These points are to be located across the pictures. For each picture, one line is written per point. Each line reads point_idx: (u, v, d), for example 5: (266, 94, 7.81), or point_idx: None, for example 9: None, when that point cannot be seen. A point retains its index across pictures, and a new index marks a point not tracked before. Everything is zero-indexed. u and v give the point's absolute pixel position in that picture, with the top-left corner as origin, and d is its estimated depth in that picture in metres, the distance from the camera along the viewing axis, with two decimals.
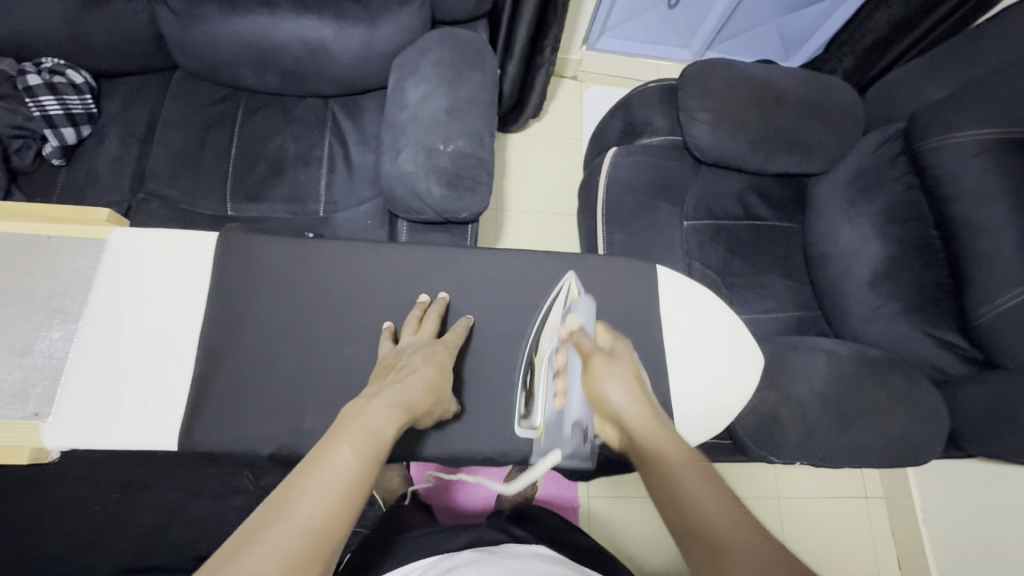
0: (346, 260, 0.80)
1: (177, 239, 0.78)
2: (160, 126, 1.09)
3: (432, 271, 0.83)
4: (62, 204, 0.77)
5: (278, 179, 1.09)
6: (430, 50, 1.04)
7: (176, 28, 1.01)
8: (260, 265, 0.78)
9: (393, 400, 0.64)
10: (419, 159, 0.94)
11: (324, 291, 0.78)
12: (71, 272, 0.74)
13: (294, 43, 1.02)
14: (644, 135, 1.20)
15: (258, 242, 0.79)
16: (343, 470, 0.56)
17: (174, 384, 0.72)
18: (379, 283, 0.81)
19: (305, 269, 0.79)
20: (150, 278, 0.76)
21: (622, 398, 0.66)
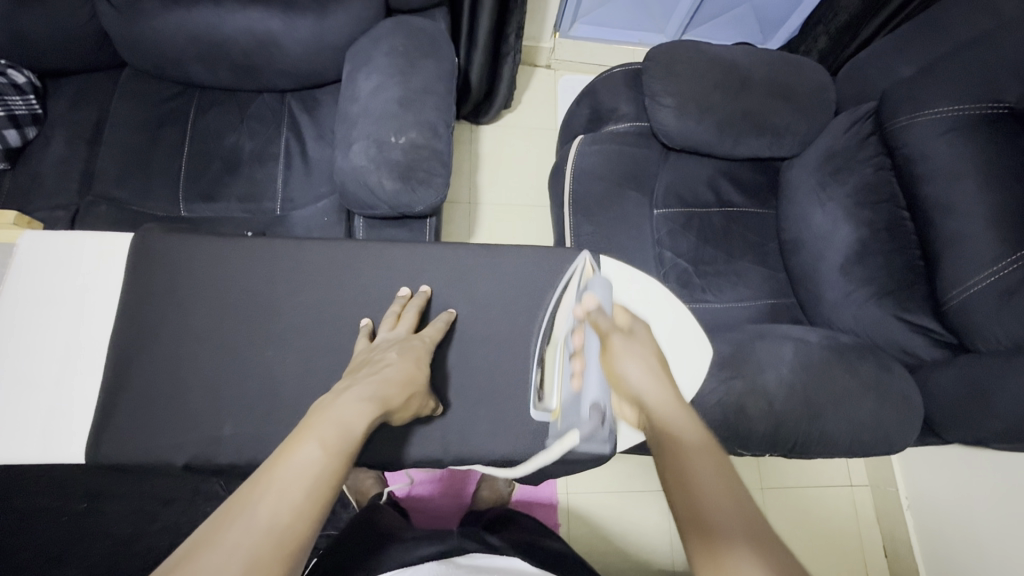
0: (288, 260, 0.78)
1: (89, 242, 0.75)
2: (109, 126, 1.06)
3: (378, 268, 0.79)
4: None
5: (232, 177, 1.06)
6: (383, 40, 1.01)
7: (119, 23, 0.98)
8: (189, 267, 0.76)
9: (366, 394, 0.62)
10: (370, 153, 0.91)
11: (261, 293, 0.76)
12: None
13: (241, 36, 0.99)
14: (611, 122, 1.17)
15: (182, 242, 0.76)
16: (311, 465, 0.52)
17: (83, 394, 0.71)
18: (316, 282, 0.78)
19: (236, 271, 0.76)
20: (59, 283, 0.73)
21: (642, 375, 0.62)
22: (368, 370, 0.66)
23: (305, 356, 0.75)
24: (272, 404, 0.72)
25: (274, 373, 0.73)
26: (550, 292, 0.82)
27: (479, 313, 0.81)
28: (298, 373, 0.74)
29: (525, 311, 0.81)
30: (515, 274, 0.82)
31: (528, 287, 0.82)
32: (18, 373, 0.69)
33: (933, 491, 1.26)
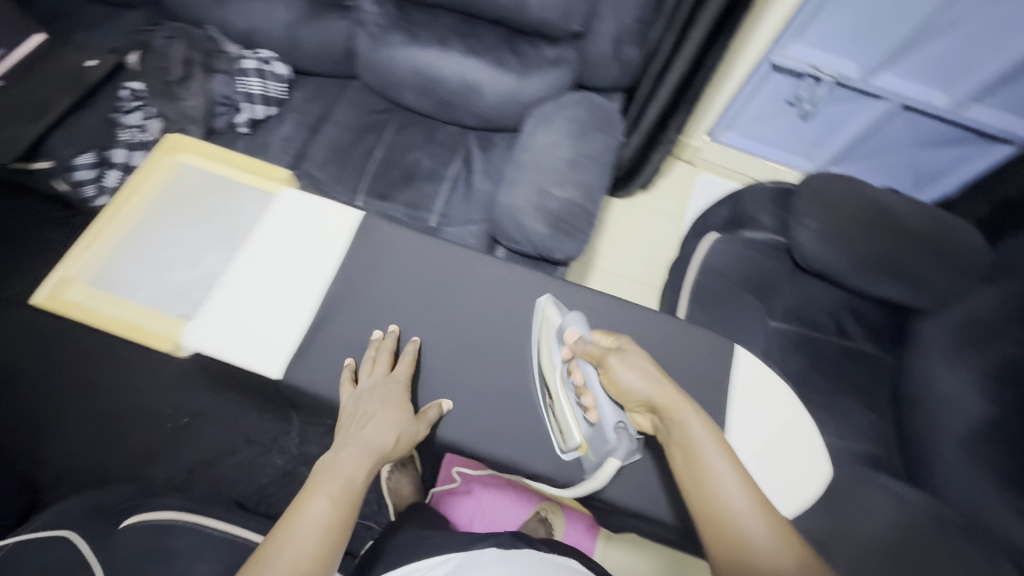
0: (462, 271, 0.92)
1: (331, 208, 0.93)
2: (327, 121, 1.28)
3: (531, 298, 0.91)
4: (253, 162, 0.97)
5: (406, 187, 1.23)
6: (566, 108, 1.16)
7: (366, 46, 1.21)
8: (388, 251, 0.91)
9: (356, 451, 0.72)
10: (532, 198, 1.02)
11: (431, 289, 0.89)
12: (245, 214, 0.91)
13: (455, 77, 1.19)
14: (748, 229, 1.21)
15: (394, 230, 0.92)
16: (320, 516, 0.65)
17: (294, 323, 0.84)
18: (479, 291, 0.91)
19: (421, 266, 0.91)
20: (303, 233, 0.90)
21: (638, 380, 0.73)
22: (370, 412, 0.76)
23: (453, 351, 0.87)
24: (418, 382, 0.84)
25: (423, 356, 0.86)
26: (672, 365, 0.89)
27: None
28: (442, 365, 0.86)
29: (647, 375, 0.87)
30: (646, 339, 0.90)
31: (655, 353, 0.89)
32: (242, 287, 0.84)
33: None
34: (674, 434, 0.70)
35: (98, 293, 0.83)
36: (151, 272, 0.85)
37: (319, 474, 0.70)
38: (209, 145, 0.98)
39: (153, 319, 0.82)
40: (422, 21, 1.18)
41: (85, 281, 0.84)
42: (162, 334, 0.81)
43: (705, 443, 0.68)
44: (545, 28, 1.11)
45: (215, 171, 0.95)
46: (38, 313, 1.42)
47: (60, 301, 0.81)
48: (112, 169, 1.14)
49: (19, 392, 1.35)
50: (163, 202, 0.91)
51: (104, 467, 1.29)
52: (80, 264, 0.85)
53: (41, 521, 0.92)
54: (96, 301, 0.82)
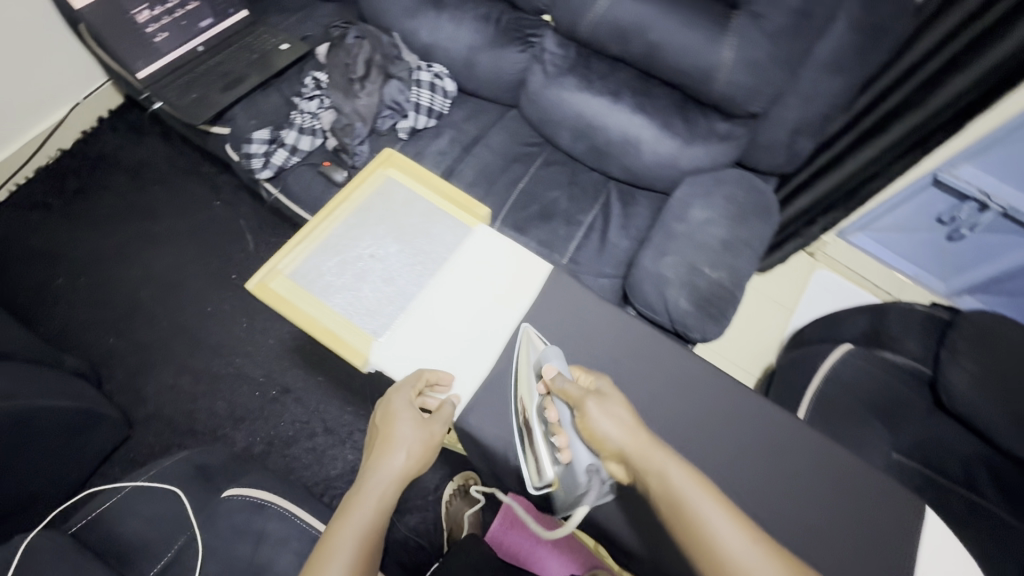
0: (621, 341, 0.86)
1: (525, 256, 0.89)
2: (480, 143, 1.30)
3: (684, 384, 0.84)
4: (459, 192, 0.93)
5: (541, 224, 1.23)
6: (725, 185, 1.13)
7: (538, 83, 1.24)
8: (549, 302, 0.87)
9: (377, 484, 0.68)
10: (681, 271, 1.00)
11: (598, 356, 0.84)
12: (442, 241, 0.89)
13: (617, 130, 1.19)
14: (888, 349, 1.15)
15: (575, 288, 0.89)
16: (342, 564, 0.62)
17: (473, 368, 0.81)
18: (643, 368, 0.84)
19: (574, 324, 0.86)
20: (495, 275, 0.87)
21: (612, 426, 0.67)
22: (386, 437, 0.70)
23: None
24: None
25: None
26: (832, 500, 0.77)
27: (751, 476, 0.78)
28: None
29: (802, 505, 0.76)
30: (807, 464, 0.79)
31: (813, 481, 0.78)
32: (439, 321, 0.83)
33: None
34: (653, 486, 0.63)
35: (302, 291, 0.82)
36: (353, 281, 0.84)
37: (345, 511, 0.66)
38: (419, 166, 0.96)
39: (351, 331, 0.80)
40: (599, 71, 1.20)
41: (294, 276, 0.83)
42: (358, 350, 0.79)
43: (685, 484, 0.62)
44: (725, 104, 1.10)
45: (422, 192, 0.94)
46: (167, 256, 1.51)
47: (269, 292, 0.82)
48: (281, 148, 1.20)
49: (136, 326, 1.43)
50: (371, 214, 0.90)
51: (194, 417, 1.34)
52: (292, 257, 0.85)
53: (155, 467, 0.95)
54: (300, 299, 0.81)
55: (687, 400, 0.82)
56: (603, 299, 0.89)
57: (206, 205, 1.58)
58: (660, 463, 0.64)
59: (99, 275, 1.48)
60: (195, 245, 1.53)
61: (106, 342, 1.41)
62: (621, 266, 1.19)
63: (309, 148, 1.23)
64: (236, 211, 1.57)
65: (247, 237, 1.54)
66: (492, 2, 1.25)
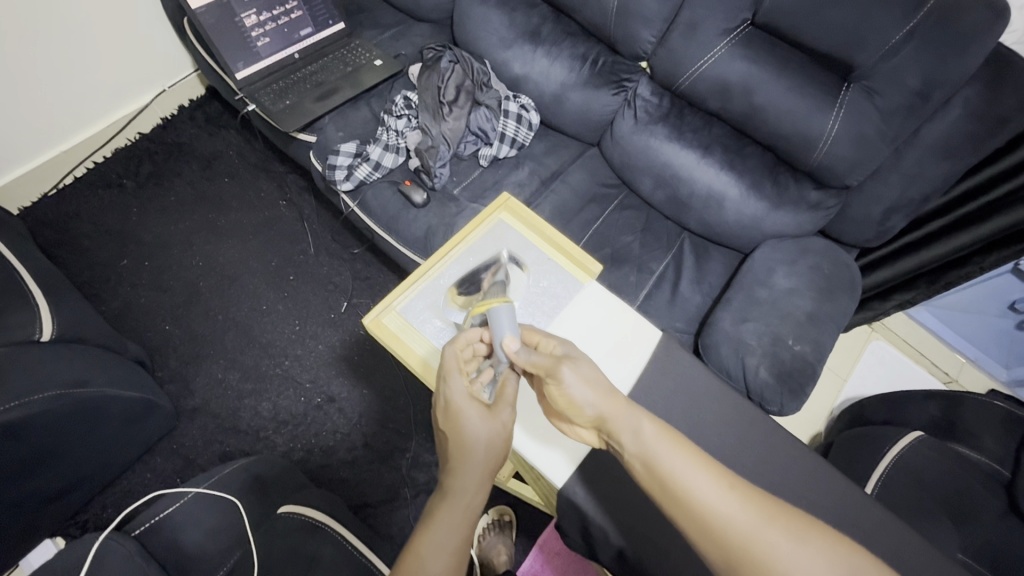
0: (725, 419, 0.83)
1: (635, 317, 0.85)
2: (559, 179, 1.30)
3: (789, 475, 0.80)
4: (573, 243, 0.92)
5: (613, 268, 1.22)
6: (811, 253, 1.11)
7: (626, 127, 1.24)
8: (657, 372, 0.83)
9: (457, 489, 0.64)
10: (764, 339, 0.99)
11: (700, 432, 0.81)
12: (553, 292, 0.87)
13: (703, 184, 1.18)
14: (961, 444, 1.11)
15: (681, 356, 0.85)
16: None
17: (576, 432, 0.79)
18: (744, 450, 0.81)
19: (682, 398, 0.83)
20: (603, 336, 0.83)
21: (582, 387, 0.63)
22: (456, 437, 0.66)
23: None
24: (658, 528, 0.76)
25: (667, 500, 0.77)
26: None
27: None
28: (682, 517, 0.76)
29: None
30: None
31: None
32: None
33: None
34: (630, 450, 0.60)
35: (412, 329, 0.83)
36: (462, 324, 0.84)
37: (430, 520, 0.63)
38: (532, 212, 0.96)
39: None
40: (691, 124, 1.19)
41: (406, 313, 0.84)
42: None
43: (659, 442, 0.59)
44: (821, 173, 1.08)
45: (535, 240, 0.93)
46: (228, 250, 1.53)
47: (382, 328, 0.83)
48: (365, 163, 1.21)
49: (191, 316, 1.44)
50: (484, 257, 0.90)
51: (237, 415, 1.34)
52: (405, 294, 0.87)
53: (215, 476, 0.95)
54: (411, 338, 0.83)
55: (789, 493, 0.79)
56: (707, 371, 0.86)
57: (272, 204, 1.59)
58: (631, 426, 0.61)
59: (160, 260, 1.50)
60: (256, 242, 1.54)
61: (160, 329, 1.42)
62: (692, 321, 1.16)
63: (391, 165, 1.23)
64: (300, 212, 1.58)
65: (307, 240, 1.55)
66: (590, 43, 1.26)
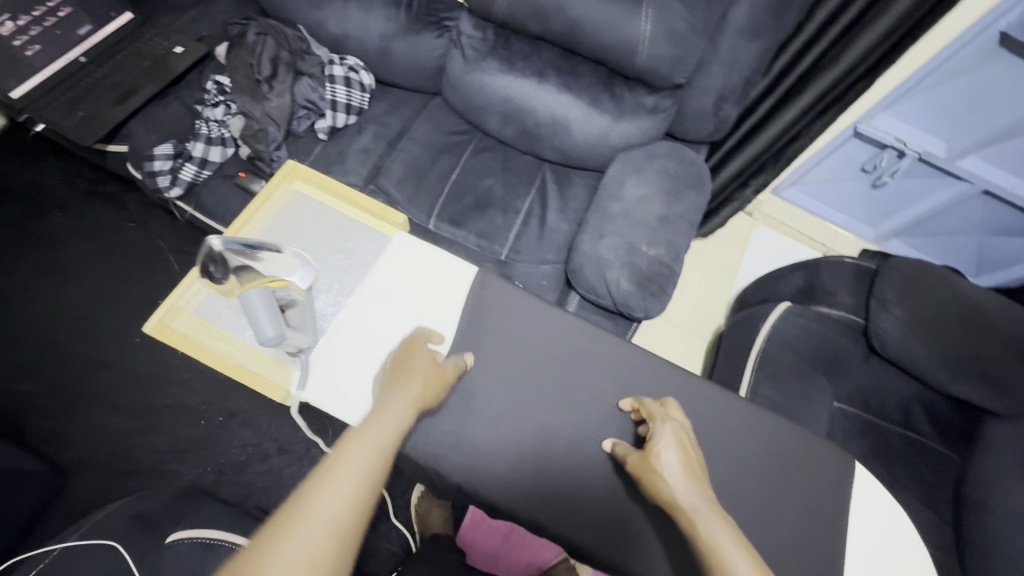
0: (559, 338, 0.79)
1: (447, 260, 0.83)
2: (407, 137, 1.25)
3: (629, 378, 0.78)
4: (372, 198, 0.90)
5: (478, 215, 1.19)
6: (657, 158, 1.13)
7: (459, 69, 1.19)
8: (480, 308, 0.79)
9: (398, 401, 0.61)
10: (620, 252, 1.00)
11: (535, 359, 0.77)
12: (359, 256, 0.84)
13: (544, 111, 1.16)
14: (824, 304, 1.19)
15: (507, 289, 0.81)
16: (360, 465, 0.51)
17: None
18: (583, 364, 0.78)
19: (514, 326, 0.79)
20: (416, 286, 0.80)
21: (674, 467, 0.62)
22: (405, 364, 0.66)
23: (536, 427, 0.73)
24: (509, 467, 0.71)
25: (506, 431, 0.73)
26: (789, 484, 0.74)
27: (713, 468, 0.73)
28: (529, 446, 0.72)
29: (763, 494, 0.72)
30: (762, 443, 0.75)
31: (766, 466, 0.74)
32: (346, 339, 0.75)
33: None
34: (694, 538, 0.55)
35: (206, 326, 0.79)
36: None
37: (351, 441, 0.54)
38: (326, 177, 0.92)
39: (260, 364, 0.77)
40: (520, 52, 1.16)
41: (196, 313, 0.79)
42: (272, 383, 0.76)
43: (716, 520, 0.56)
44: (650, 77, 1.08)
45: (332, 205, 0.89)
46: (79, 288, 1.39)
47: (171, 333, 0.78)
48: (188, 162, 1.12)
49: (54, 368, 1.32)
50: (279, 235, 0.85)
51: (133, 456, 1.26)
52: (194, 290, 0.81)
53: (87, 524, 0.89)
54: (203, 336, 0.78)
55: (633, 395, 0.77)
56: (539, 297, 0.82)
57: (118, 228, 1.46)
58: (702, 511, 0.57)
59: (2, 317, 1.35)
60: (111, 273, 1.41)
61: (21, 389, 1.29)
62: (562, 250, 1.17)
63: (220, 159, 1.15)
64: (151, 230, 1.46)
65: (168, 257, 1.44)
66: None
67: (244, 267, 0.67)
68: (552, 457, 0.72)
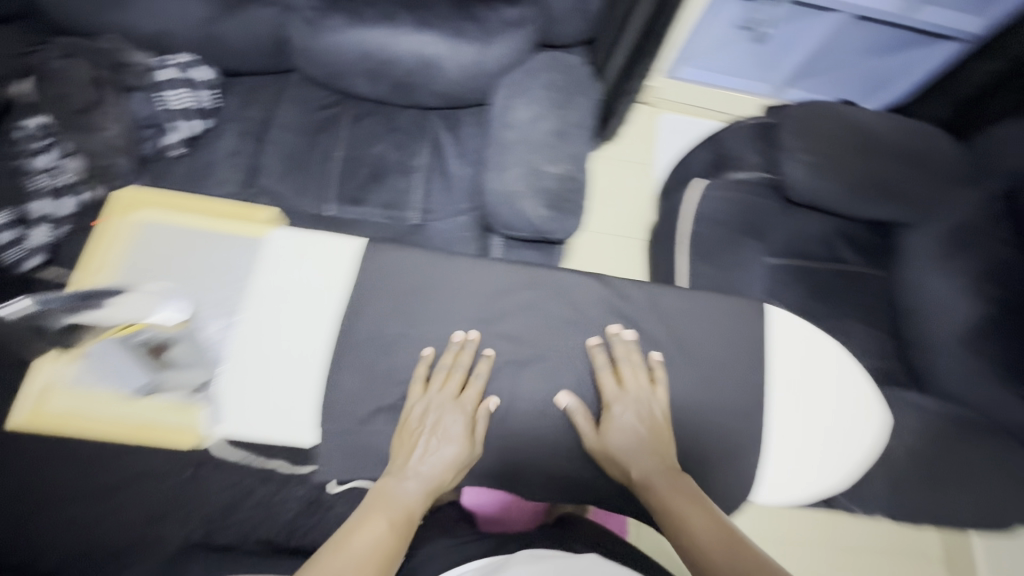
0: (469, 286, 0.77)
1: (329, 241, 0.78)
2: (274, 126, 1.14)
3: (540, 298, 0.78)
4: (228, 207, 0.84)
5: (378, 186, 1.12)
6: (539, 73, 1.07)
7: (302, 35, 1.06)
8: (371, 277, 0.76)
9: (409, 484, 0.68)
10: (527, 179, 0.96)
11: (445, 309, 0.76)
12: (231, 268, 0.78)
13: (409, 56, 1.06)
14: (734, 170, 1.20)
15: (395, 252, 0.77)
16: (378, 540, 0.62)
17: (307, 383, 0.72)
18: (489, 298, 0.77)
19: (421, 296, 0.76)
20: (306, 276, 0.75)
21: (633, 440, 0.71)
22: (416, 442, 0.69)
23: (467, 383, 0.74)
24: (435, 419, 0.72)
25: (444, 399, 0.73)
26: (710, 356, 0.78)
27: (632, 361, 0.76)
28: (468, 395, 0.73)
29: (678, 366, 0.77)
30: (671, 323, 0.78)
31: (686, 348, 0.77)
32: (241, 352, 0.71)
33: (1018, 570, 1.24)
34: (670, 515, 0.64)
35: (88, 395, 0.73)
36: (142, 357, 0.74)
37: (356, 530, 0.63)
38: (174, 201, 0.85)
39: (162, 411, 0.72)
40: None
41: (78, 383, 0.73)
42: (179, 428, 0.71)
43: (684, 505, 0.64)
44: None
45: (187, 227, 0.83)
46: None
47: (50, 415, 0.71)
48: (38, 225, 0.96)
49: None
50: (142, 273, 0.79)
51: None
52: (65, 363, 0.74)
53: None
54: (90, 405, 0.72)
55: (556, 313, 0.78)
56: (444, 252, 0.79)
57: None
58: (682, 505, 0.64)
59: None
60: None
61: None
62: (473, 196, 1.12)
63: (75, 211, 1.00)
64: None
65: None
66: None
67: (89, 320, 0.73)
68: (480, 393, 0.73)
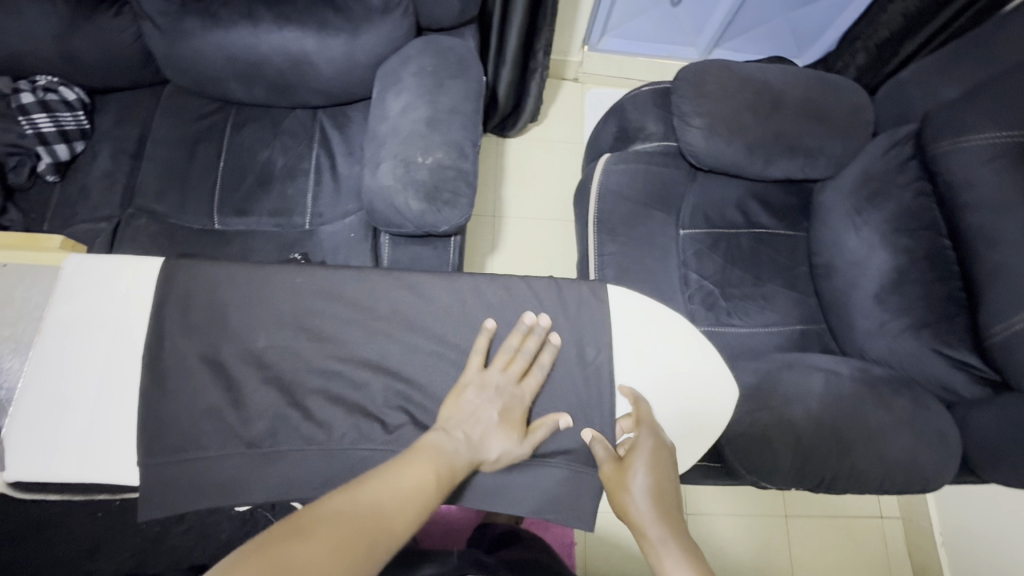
0: (292, 296, 0.73)
1: (129, 264, 0.73)
2: (151, 141, 1.10)
3: (369, 302, 0.74)
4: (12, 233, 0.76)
5: (265, 194, 1.08)
6: (413, 60, 1.02)
7: (162, 43, 1.02)
8: (175, 298, 0.71)
9: (456, 444, 0.65)
10: (398, 173, 0.92)
11: (267, 320, 0.72)
12: (25, 302, 0.73)
13: (276, 55, 1.01)
14: (637, 141, 1.16)
15: (208, 269, 0.73)
16: (419, 483, 0.59)
17: (117, 419, 0.68)
18: (316, 306, 0.74)
19: (244, 309, 0.72)
20: (106, 303, 0.70)
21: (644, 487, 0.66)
22: (472, 418, 0.68)
23: (297, 397, 0.71)
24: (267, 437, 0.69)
25: (272, 415, 0.70)
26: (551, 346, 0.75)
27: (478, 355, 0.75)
28: (292, 408, 0.71)
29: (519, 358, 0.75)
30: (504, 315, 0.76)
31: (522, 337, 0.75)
32: (36, 396, 0.67)
33: (963, 523, 1.21)
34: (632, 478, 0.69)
35: None
36: None
37: (402, 463, 0.60)
38: None
39: None
40: None
41: None
42: None
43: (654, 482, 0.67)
44: None
45: None
46: None
47: None
48: None
49: None
50: None
51: None
52: None
53: None
54: None
55: (397, 313, 0.74)
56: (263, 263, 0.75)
57: None
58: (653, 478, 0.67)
59: None
60: None
61: None
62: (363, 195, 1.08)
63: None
64: None
65: None
66: None
67: None
68: (314, 403, 0.71)
